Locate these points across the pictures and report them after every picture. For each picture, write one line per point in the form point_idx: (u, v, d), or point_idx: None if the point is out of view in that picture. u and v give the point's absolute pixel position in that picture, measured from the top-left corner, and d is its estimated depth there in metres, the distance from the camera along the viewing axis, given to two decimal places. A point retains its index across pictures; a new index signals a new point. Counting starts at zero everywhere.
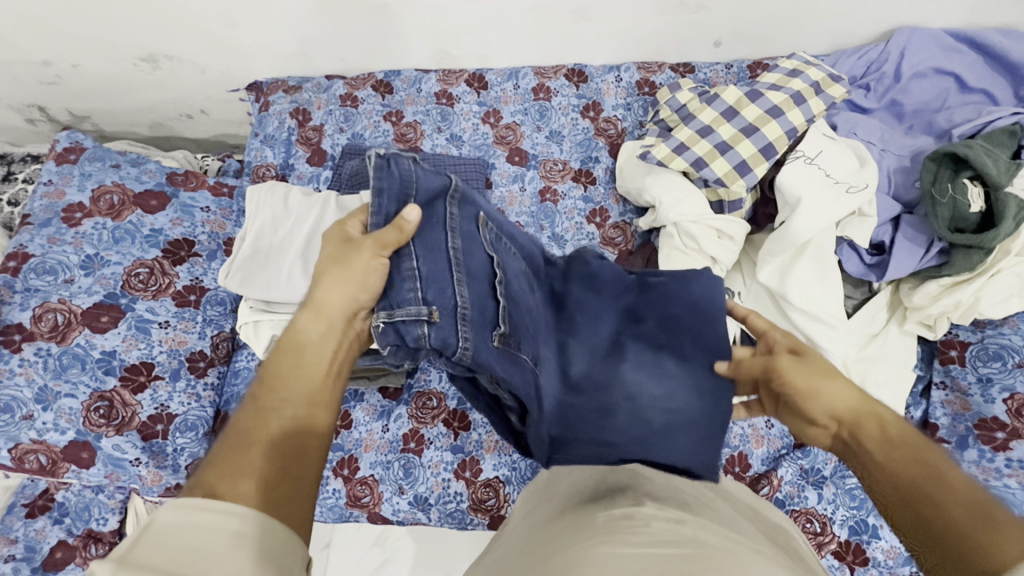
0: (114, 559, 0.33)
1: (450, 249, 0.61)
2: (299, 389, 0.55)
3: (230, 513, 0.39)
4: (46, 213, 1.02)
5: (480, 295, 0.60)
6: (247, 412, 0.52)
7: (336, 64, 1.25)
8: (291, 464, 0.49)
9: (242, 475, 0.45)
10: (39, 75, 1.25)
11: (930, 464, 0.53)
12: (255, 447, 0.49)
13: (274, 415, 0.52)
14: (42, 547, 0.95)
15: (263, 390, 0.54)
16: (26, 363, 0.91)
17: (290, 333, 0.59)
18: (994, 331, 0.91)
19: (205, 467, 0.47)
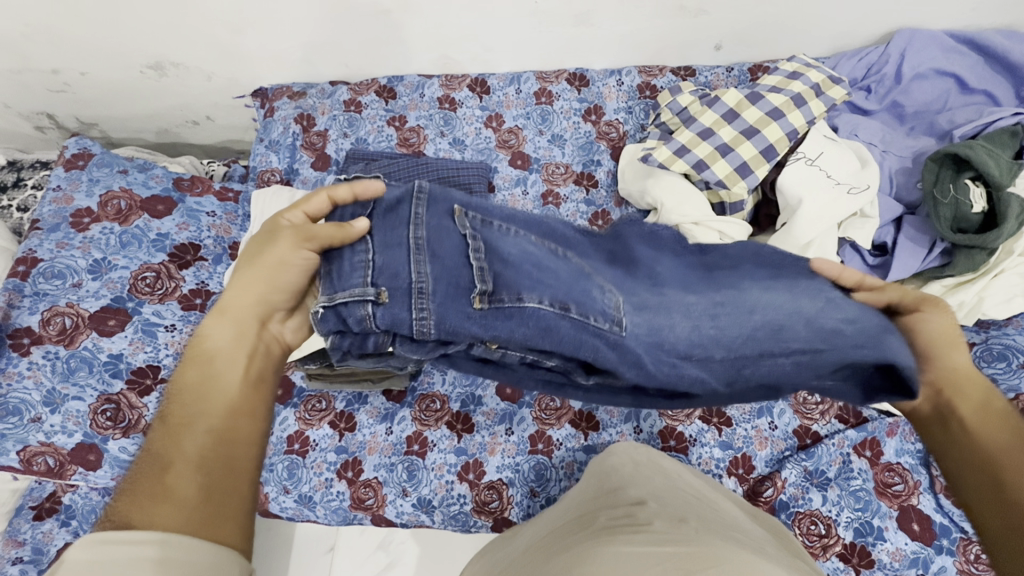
0: None
1: (412, 240, 0.57)
2: (213, 402, 0.51)
3: (143, 542, 0.40)
4: (55, 218, 1.04)
5: (448, 268, 0.57)
6: (157, 432, 0.49)
7: (340, 71, 1.27)
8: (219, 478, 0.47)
9: (161, 502, 0.44)
10: (48, 83, 1.27)
11: None
12: (176, 467, 0.46)
13: (188, 432, 0.49)
14: (49, 550, 0.95)
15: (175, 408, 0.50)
16: (35, 366, 0.92)
17: (198, 344, 0.54)
18: (998, 331, 0.90)
19: (121, 496, 0.45)
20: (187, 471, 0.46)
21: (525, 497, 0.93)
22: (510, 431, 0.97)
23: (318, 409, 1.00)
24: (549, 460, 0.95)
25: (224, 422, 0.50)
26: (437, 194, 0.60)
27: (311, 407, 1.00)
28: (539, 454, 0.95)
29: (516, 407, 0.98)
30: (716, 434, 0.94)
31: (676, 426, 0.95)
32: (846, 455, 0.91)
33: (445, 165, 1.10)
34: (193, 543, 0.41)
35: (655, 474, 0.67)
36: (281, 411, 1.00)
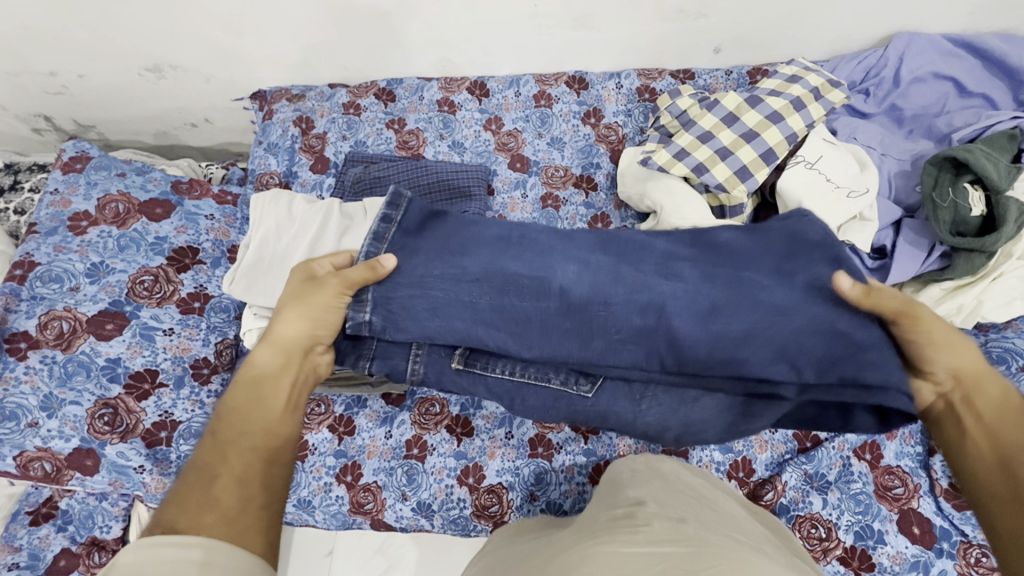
0: None
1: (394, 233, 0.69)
2: (258, 421, 0.54)
3: (189, 546, 0.41)
4: (52, 221, 1.03)
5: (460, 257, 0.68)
6: (206, 447, 0.52)
7: (339, 73, 1.27)
8: (255, 490, 0.49)
9: (206, 508, 0.45)
10: (45, 85, 1.26)
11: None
12: (220, 482, 0.49)
13: (233, 449, 0.52)
14: (45, 555, 0.95)
15: (225, 427, 0.53)
16: (32, 371, 0.91)
17: (247, 372, 0.58)
18: (997, 335, 0.90)
19: (166, 505, 0.46)
20: (231, 485, 0.49)
21: (525, 501, 0.93)
22: (510, 435, 0.97)
23: (317, 412, 1.00)
24: (549, 464, 0.94)
25: (266, 442, 0.54)
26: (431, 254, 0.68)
27: (309, 411, 1.00)
28: (539, 458, 0.95)
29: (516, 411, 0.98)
30: (716, 438, 0.94)
31: None
32: (846, 459, 0.91)
33: (444, 168, 1.10)
34: (233, 548, 0.42)
35: (654, 475, 0.67)
36: None
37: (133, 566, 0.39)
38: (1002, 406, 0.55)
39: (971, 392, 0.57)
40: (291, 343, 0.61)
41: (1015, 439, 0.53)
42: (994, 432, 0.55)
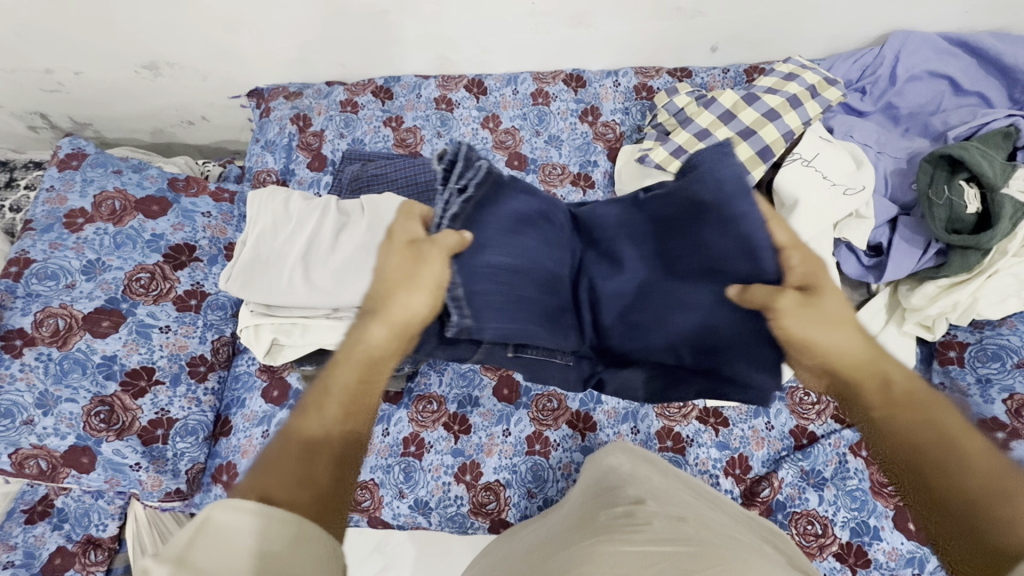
0: (173, 558, 0.37)
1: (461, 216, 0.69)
2: (356, 399, 0.55)
3: (282, 519, 0.42)
4: (48, 218, 1.03)
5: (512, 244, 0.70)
6: (302, 414, 0.53)
7: (337, 71, 1.27)
8: (345, 473, 0.50)
9: (302, 483, 0.46)
10: (42, 82, 1.26)
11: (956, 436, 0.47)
12: (319, 458, 0.49)
13: (331, 423, 0.52)
14: (41, 553, 0.95)
15: (329, 399, 0.53)
16: (27, 368, 0.91)
17: (359, 347, 0.58)
18: (992, 332, 0.91)
19: (260, 468, 0.47)
20: (329, 465, 0.49)
21: (522, 498, 0.93)
22: (507, 432, 0.97)
23: None
24: (546, 462, 0.95)
25: (357, 423, 0.54)
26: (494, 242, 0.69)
27: None
28: (536, 456, 0.95)
29: (513, 408, 0.98)
30: (713, 435, 0.94)
31: (673, 426, 0.95)
32: (842, 455, 0.91)
33: None
34: (324, 537, 0.43)
35: (653, 475, 0.68)
36: (276, 414, 1.00)
37: (229, 530, 0.40)
38: (886, 399, 0.53)
39: (851, 387, 0.56)
40: (401, 324, 0.60)
41: (904, 435, 0.50)
42: (888, 426, 0.52)
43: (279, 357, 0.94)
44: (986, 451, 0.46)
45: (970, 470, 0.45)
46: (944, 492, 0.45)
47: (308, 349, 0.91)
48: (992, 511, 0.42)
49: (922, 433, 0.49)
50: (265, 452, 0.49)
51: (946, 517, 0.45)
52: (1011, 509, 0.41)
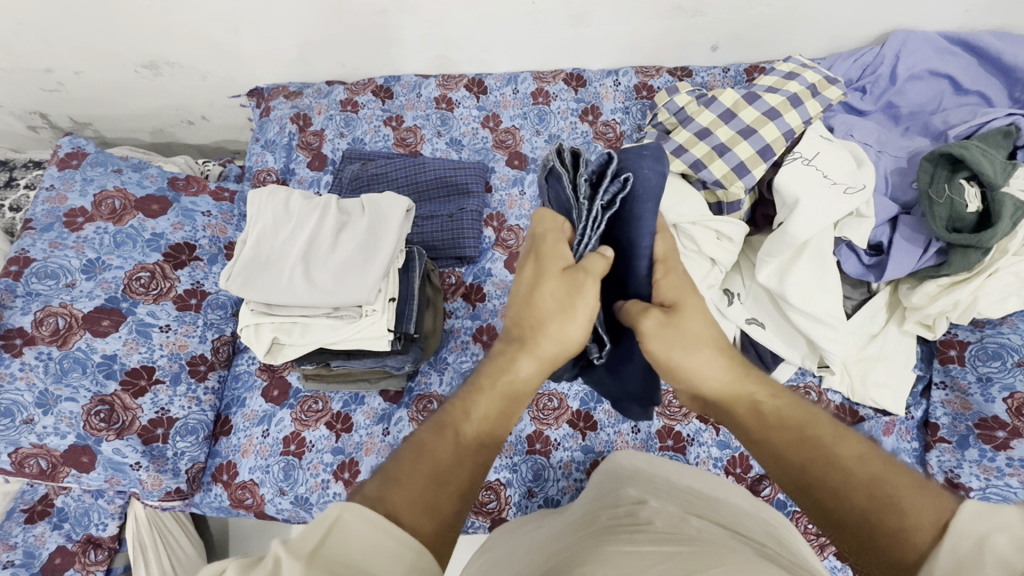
0: (306, 554, 0.37)
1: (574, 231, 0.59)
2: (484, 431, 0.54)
3: (403, 542, 0.42)
4: (48, 217, 1.03)
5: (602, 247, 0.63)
6: (433, 431, 0.53)
7: (337, 70, 1.27)
8: (464, 507, 0.50)
9: (430, 510, 0.46)
10: (41, 82, 1.26)
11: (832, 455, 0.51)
12: (448, 487, 0.49)
13: (462, 452, 0.52)
14: (41, 553, 0.95)
15: (465, 426, 0.54)
16: (27, 367, 0.91)
17: (505, 377, 0.56)
18: (992, 330, 0.90)
19: (385, 478, 0.48)
20: (454, 495, 0.49)
21: (522, 497, 0.93)
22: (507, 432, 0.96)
23: (314, 410, 0.99)
24: (547, 461, 0.95)
25: (482, 456, 0.53)
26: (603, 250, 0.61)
27: (307, 409, 1.00)
28: (536, 455, 0.95)
29: None
30: (713, 434, 0.94)
31: (673, 425, 0.95)
32: None
33: (441, 166, 1.10)
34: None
35: (654, 474, 0.68)
36: (276, 413, 1.00)
37: (358, 540, 0.40)
38: (763, 421, 0.55)
39: (728, 415, 0.58)
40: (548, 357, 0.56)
41: (795, 460, 0.52)
42: (775, 452, 0.54)
43: (279, 357, 0.93)
44: (860, 458, 0.50)
45: (857, 480, 0.49)
46: (843, 512, 0.48)
47: (309, 348, 0.91)
48: (886, 523, 0.45)
49: (808, 455, 0.52)
50: (391, 461, 0.50)
51: (852, 540, 0.47)
52: (899, 515, 0.44)
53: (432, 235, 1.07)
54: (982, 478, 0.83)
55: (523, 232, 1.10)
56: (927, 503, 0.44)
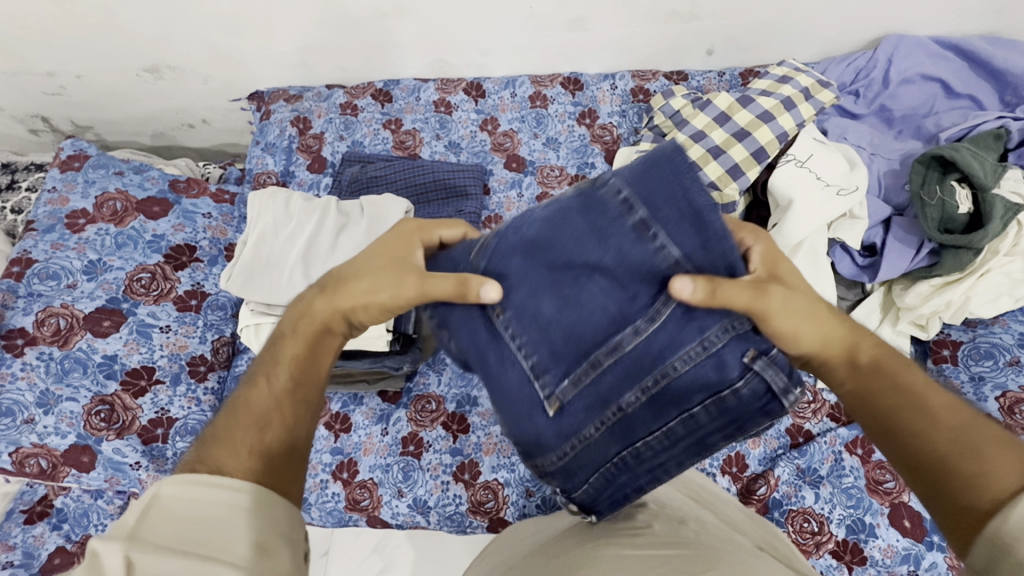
0: (126, 538, 0.37)
1: (610, 236, 0.50)
2: (307, 372, 0.54)
3: (223, 488, 0.41)
4: (50, 219, 1.04)
5: (603, 292, 0.50)
6: (254, 390, 0.52)
7: (337, 73, 1.28)
8: (298, 439, 0.50)
9: (254, 453, 0.46)
10: (43, 86, 1.27)
11: (933, 403, 0.47)
12: (270, 425, 0.49)
13: (282, 397, 0.52)
14: (40, 553, 0.95)
15: (274, 372, 0.54)
16: (28, 367, 0.91)
17: (306, 320, 0.57)
18: (985, 330, 0.92)
19: (211, 442, 0.47)
20: (280, 435, 0.49)
21: (520, 497, 0.94)
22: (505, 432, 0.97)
23: None
24: None
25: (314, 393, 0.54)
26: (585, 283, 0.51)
27: None
28: None
29: None
30: None
31: None
32: (838, 453, 0.91)
33: (439, 168, 1.12)
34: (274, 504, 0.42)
35: (653, 478, 0.71)
36: None
37: (185, 505, 0.39)
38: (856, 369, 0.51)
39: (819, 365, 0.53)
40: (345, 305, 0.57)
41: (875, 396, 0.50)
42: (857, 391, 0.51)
43: None
44: (946, 414, 0.46)
45: (943, 427, 0.45)
46: (920, 448, 0.46)
47: None
48: (966, 468, 0.42)
49: (895, 393, 0.49)
50: (212, 428, 0.49)
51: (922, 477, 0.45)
52: (980, 459, 0.42)
53: None
54: None
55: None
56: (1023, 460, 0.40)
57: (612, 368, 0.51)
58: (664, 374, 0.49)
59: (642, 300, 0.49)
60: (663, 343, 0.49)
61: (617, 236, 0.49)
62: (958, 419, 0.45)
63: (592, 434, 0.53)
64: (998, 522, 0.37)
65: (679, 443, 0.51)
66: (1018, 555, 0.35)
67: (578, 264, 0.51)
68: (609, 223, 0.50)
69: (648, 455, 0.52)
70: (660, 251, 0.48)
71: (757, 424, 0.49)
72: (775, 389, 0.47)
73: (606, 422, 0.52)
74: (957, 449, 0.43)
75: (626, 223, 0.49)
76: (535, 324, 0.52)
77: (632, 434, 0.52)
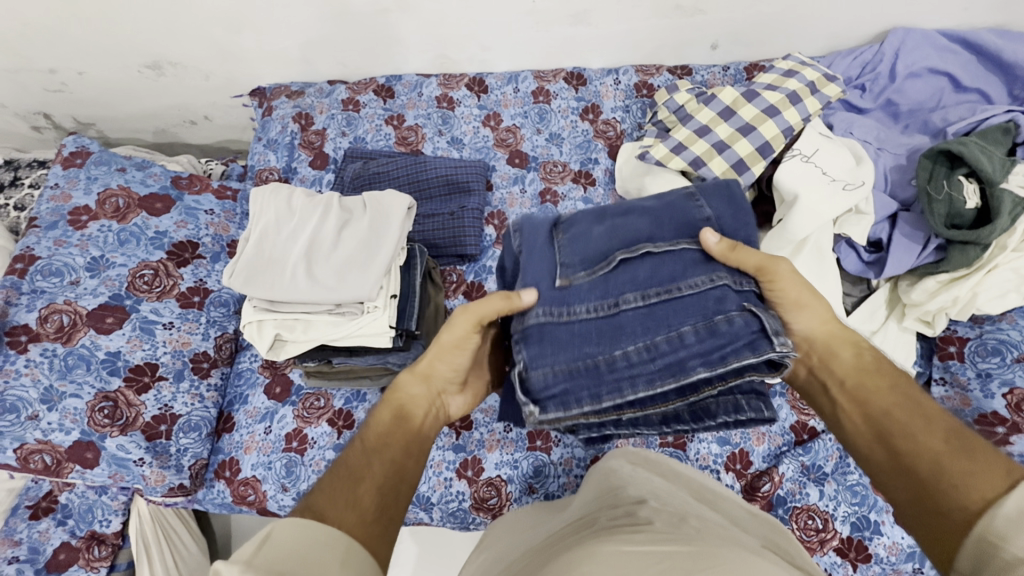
0: (243, 560, 0.38)
1: (671, 198, 0.65)
2: (397, 437, 0.60)
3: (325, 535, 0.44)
4: (52, 215, 1.03)
5: (645, 225, 0.63)
6: (356, 452, 0.58)
7: (338, 69, 1.27)
8: (389, 498, 0.54)
9: (352, 506, 0.51)
10: (45, 82, 1.27)
11: (923, 408, 0.55)
12: (363, 484, 0.54)
13: (377, 458, 0.58)
14: (45, 548, 0.95)
15: (367, 434, 0.60)
16: (32, 364, 0.91)
17: (396, 394, 0.64)
18: (992, 326, 0.91)
19: (317, 493, 0.52)
20: (371, 491, 0.54)
21: (523, 493, 0.93)
22: (508, 428, 0.97)
23: (315, 407, 0.99)
24: (547, 457, 0.95)
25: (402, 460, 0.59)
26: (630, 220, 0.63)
27: (309, 405, 0.99)
28: (537, 451, 0.95)
29: None
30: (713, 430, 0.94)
31: None
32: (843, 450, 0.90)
33: (441, 165, 1.11)
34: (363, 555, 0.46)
35: (655, 474, 0.70)
36: (279, 410, 1.00)
37: (293, 545, 0.42)
38: (856, 367, 0.60)
39: (825, 359, 0.62)
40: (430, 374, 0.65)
41: (874, 403, 0.57)
42: (857, 396, 0.58)
43: (281, 353, 0.93)
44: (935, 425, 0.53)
45: (930, 434, 0.53)
46: (911, 450, 0.53)
47: (311, 345, 0.92)
48: (953, 468, 0.49)
49: (894, 402, 0.56)
50: (320, 482, 0.54)
51: (913, 479, 0.51)
52: (964, 461, 0.49)
53: (432, 233, 1.07)
54: None
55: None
56: (1005, 466, 0.47)
57: (626, 270, 0.61)
58: (670, 291, 0.59)
59: (669, 233, 0.62)
60: (675, 270, 0.60)
61: (671, 194, 0.65)
62: (950, 426, 0.53)
63: (585, 317, 0.60)
64: (986, 521, 0.44)
65: (658, 361, 0.57)
66: (1006, 552, 0.41)
67: (631, 208, 0.65)
68: (673, 194, 0.65)
69: (623, 366, 0.58)
70: (699, 209, 0.63)
71: (741, 356, 0.55)
72: (765, 327, 0.55)
73: (601, 312, 0.59)
74: (940, 453, 0.51)
75: (682, 188, 0.66)
76: (584, 246, 0.63)
77: (617, 338, 0.59)
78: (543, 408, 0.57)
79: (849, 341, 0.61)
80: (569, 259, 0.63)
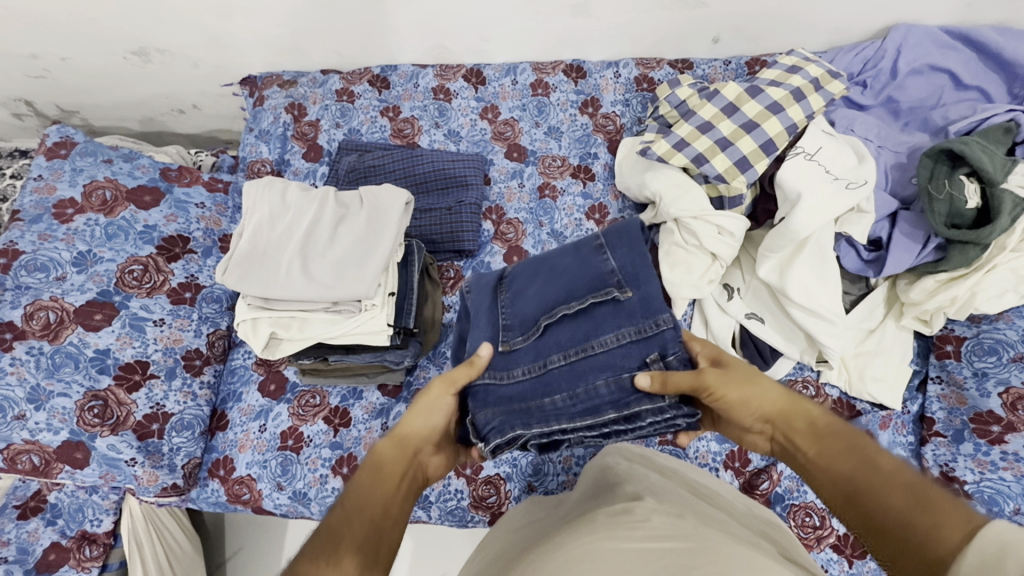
0: None
1: (586, 257, 0.70)
2: (378, 494, 0.58)
3: None
4: (37, 208, 1.00)
5: (566, 286, 0.69)
6: (337, 513, 0.55)
7: (332, 58, 1.24)
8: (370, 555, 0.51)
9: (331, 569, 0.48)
10: (27, 68, 1.22)
11: (882, 464, 0.53)
12: (344, 545, 0.51)
13: (359, 517, 0.55)
14: (35, 549, 0.94)
15: (347, 495, 0.57)
16: (18, 363, 0.89)
17: (370, 455, 0.63)
18: (990, 326, 0.92)
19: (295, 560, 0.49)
20: (351, 552, 0.51)
21: (523, 491, 0.93)
22: None
23: (311, 404, 0.97)
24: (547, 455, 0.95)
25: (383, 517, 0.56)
26: (554, 287, 0.70)
27: (304, 403, 0.97)
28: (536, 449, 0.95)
29: None
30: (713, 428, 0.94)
31: None
32: None
33: (438, 158, 1.09)
34: None
35: (652, 471, 0.70)
36: (274, 407, 0.98)
37: None
38: (813, 437, 0.60)
39: (785, 431, 0.62)
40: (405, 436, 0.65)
41: (840, 468, 0.56)
42: (824, 467, 0.57)
43: (276, 352, 0.91)
44: (895, 479, 0.52)
45: (894, 491, 0.51)
46: (880, 514, 0.51)
47: (308, 343, 0.90)
48: (917, 523, 0.47)
49: (854, 464, 0.55)
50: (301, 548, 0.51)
51: (887, 541, 0.49)
52: (927, 514, 0.47)
53: (429, 228, 1.05)
54: (976, 471, 0.82)
55: (521, 225, 1.09)
56: (964, 514, 0.45)
57: (553, 333, 0.68)
58: (586, 349, 0.66)
59: (583, 292, 0.68)
60: (590, 329, 0.67)
61: (584, 252, 0.71)
62: (910, 479, 0.51)
63: (521, 377, 0.68)
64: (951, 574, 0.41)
65: (579, 406, 0.65)
66: None
67: (555, 270, 0.72)
68: (587, 254, 0.70)
69: (551, 408, 0.66)
70: (605, 263, 0.68)
71: (642, 404, 0.63)
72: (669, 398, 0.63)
73: (534, 372, 0.67)
74: (902, 509, 0.49)
75: (593, 241, 0.71)
76: (518, 314, 0.71)
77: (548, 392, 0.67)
78: (487, 442, 0.66)
79: (802, 410, 0.62)
80: (509, 328, 0.70)
